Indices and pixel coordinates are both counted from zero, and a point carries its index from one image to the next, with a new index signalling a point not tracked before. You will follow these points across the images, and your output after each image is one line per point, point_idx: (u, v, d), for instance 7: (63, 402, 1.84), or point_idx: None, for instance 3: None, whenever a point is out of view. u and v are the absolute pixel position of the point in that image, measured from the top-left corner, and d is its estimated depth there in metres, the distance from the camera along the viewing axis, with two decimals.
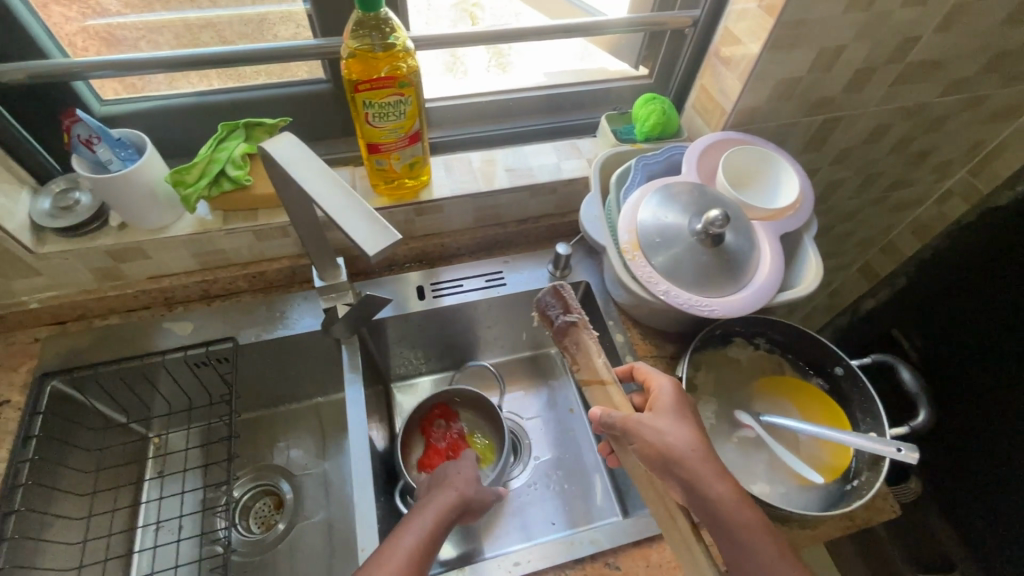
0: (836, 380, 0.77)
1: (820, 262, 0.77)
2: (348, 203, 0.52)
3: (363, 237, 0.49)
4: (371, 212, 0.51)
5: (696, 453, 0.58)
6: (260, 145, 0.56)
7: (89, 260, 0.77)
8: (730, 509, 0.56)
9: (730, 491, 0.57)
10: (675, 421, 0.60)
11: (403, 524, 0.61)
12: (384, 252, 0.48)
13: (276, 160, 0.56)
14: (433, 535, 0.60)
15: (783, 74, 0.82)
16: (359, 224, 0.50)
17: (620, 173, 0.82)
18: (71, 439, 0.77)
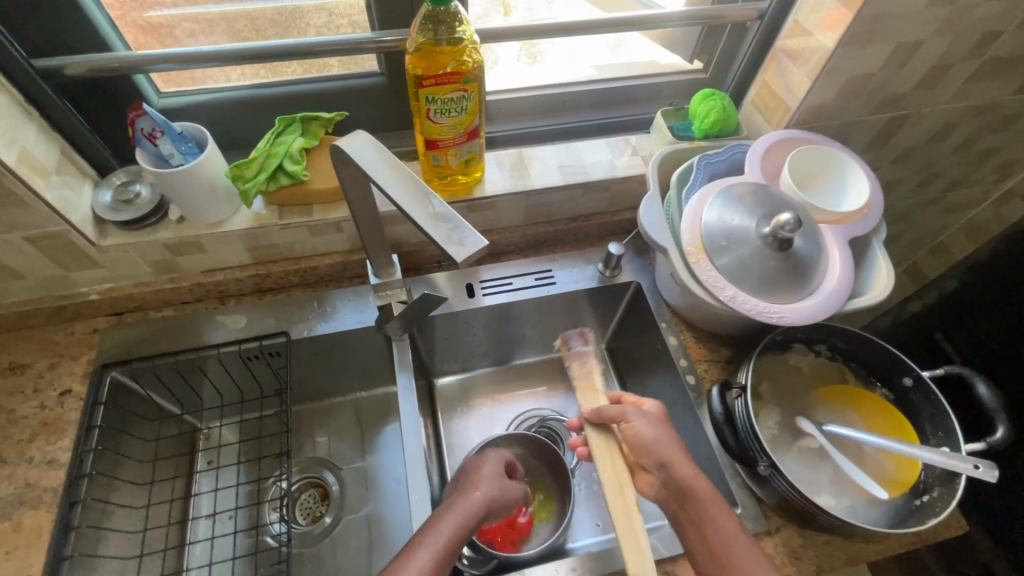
0: (904, 391, 0.74)
1: (891, 268, 0.74)
2: (422, 202, 0.51)
3: (445, 240, 0.48)
4: (449, 213, 0.50)
5: (671, 446, 0.63)
6: (336, 142, 0.54)
7: (148, 252, 0.77)
8: (704, 495, 0.59)
9: (702, 479, 0.61)
10: (648, 417, 0.65)
11: (415, 541, 0.58)
12: (470, 259, 0.47)
13: (353, 159, 0.54)
14: (448, 550, 0.58)
15: (856, 71, 0.78)
16: (439, 226, 0.49)
17: (681, 172, 0.80)
18: (129, 429, 0.78)
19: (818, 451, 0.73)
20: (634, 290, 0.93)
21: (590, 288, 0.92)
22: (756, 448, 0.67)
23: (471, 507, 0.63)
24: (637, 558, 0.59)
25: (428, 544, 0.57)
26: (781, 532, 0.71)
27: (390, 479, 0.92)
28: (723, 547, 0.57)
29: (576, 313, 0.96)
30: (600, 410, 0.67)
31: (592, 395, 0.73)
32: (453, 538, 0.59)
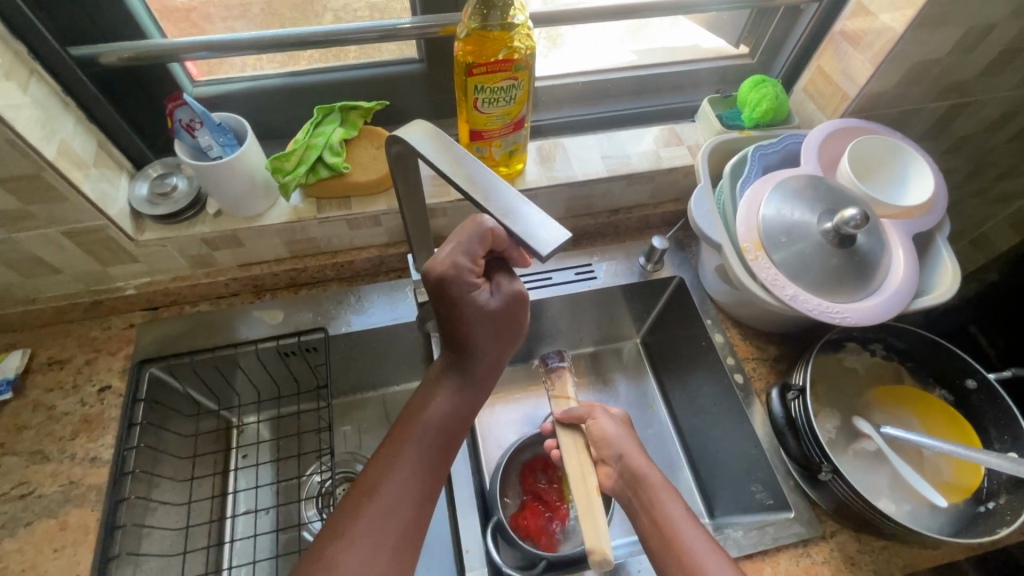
0: (966, 393, 0.71)
1: (957, 266, 0.70)
2: (490, 191, 0.47)
3: (525, 235, 0.44)
4: (517, 205, 0.46)
5: (631, 442, 0.66)
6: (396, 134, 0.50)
7: (185, 246, 0.75)
8: (655, 482, 0.62)
9: (654, 470, 0.64)
10: (614, 416, 0.69)
11: (387, 452, 0.55)
12: (556, 253, 0.43)
13: (415, 149, 0.50)
14: (424, 470, 0.54)
15: (922, 57, 0.74)
16: (515, 222, 0.45)
17: (734, 164, 0.76)
18: (168, 425, 0.77)
19: (874, 454, 0.71)
20: (677, 285, 0.90)
21: (632, 283, 0.89)
22: (815, 451, 0.66)
23: (458, 393, 0.57)
24: (592, 528, 0.61)
25: (403, 457, 0.54)
26: (836, 537, 0.69)
27: None
28: (670, 528, 0.59)
29: (615, 308, 0.94)
30: (569, 410, 0.70)
31: (562, 402, 0.72)
32: (430, 446, 0.55)
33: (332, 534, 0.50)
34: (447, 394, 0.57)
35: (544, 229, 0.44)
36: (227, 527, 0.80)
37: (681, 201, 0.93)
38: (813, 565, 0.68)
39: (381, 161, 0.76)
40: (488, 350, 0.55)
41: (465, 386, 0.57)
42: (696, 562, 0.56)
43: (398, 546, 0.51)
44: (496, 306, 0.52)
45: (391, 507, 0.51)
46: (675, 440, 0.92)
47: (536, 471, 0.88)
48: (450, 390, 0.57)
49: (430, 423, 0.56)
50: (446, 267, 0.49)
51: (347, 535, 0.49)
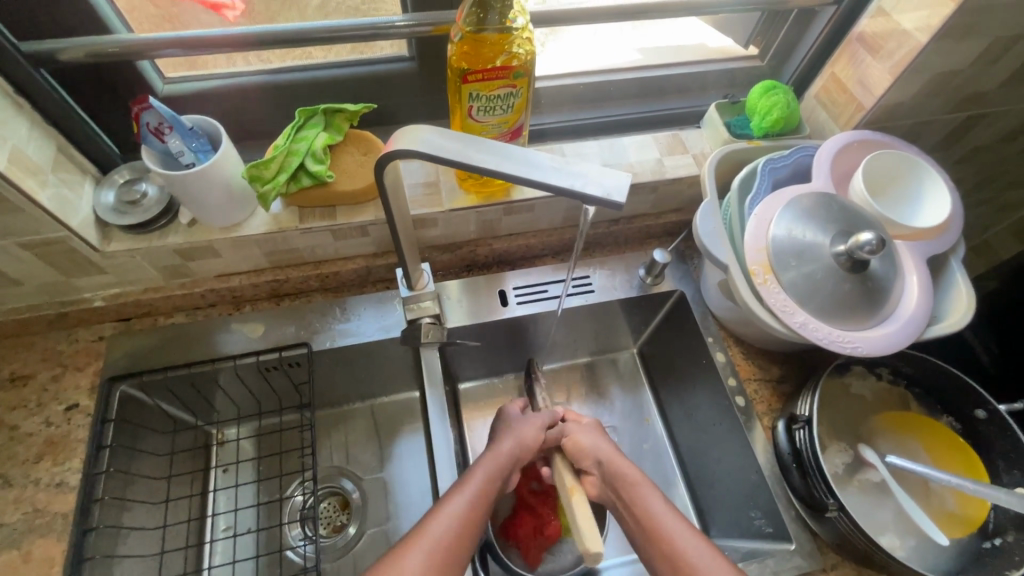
0: (974, 422, 0.69)
1: (971, 292, 0.67)
2: (525, 161, 0.45)
3: (597, 193, 0.44)
4: (560, 167, 0.45)
5: (609, 447, 0.66)
6: (398, 148, 0.46)
7: (157, 258, 0.70)
8: (635, 479, 0.61)
9: (635, 470, 0.63)
10: (593, 425, 0.71)
11: (438, 506, 0.59)
12: (626, 194, 0.44)
13: (426, 155, 0.46)
14: (467, 520, 0.58)
15: (944, 67, 0.70)
16: (581, 181, 0.44)
17: (743, 178, 0.72)
18: (139, 445, 0.73)
19: (879, 485, 0.69)
20: (677, 299, 0.87)
21: (630, 297, 0.86)
22: (821, 487, 0.64)
23: (493, 473, 0.64)
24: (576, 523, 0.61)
25: (449, 509, 0.58)
26: (837, 569, 0.68)
27: (412, 489, 0.87)
28: (654, 517, 0.57)
29: (613, 321, 0.90)
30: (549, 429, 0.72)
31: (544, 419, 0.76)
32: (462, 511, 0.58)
33: (389, 565, 0.53)
34: (497, 467, 0.64)
35: (609, 179, 0.44)
36: (206, 552, 0.76)
37: (683, 211, 0.89)
38: None
39: (368, 168, 0.71)
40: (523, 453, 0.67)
41: (506, 461, 0.65)
42: (679, 547, 0.54)
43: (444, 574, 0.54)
44: (525, 430, 0.70)
45: (440, 544, 0.55)
46: (671, 454, 0.89)
47: (530, 482, 0.86)
48: (487, 470, 0.64)
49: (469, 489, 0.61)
50: (518, 424, 0.71)
51: (398, 565, 0.52)
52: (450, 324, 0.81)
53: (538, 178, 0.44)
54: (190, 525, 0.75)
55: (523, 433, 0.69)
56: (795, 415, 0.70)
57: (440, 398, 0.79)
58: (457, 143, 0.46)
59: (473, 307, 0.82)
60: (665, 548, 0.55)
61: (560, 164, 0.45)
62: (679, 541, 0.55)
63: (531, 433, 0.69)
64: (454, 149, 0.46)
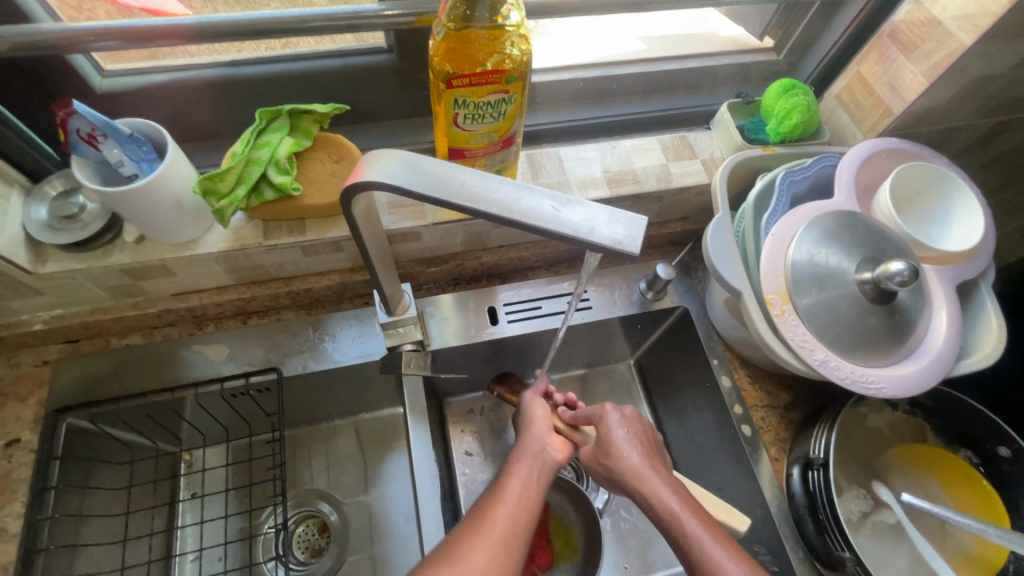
0: (996, 460, 0.64)
1: (1002, 323, 0.62)
2: (521, 196, 0.38)
3: (607, 237, 0.37)
4: (559, 203, 0.38)
5: (636, 457, 0.56)
6: (363, 181, 0.39)
7: (102, 278, 0.62)
8: (656, 486, 0.53)
9: (658, 471, 0.55)
10: (625, 417, 0.61)
11: (491, 495, 0.53)
12: (641, 244, 0.37)
13: (396, 188, 0.39)
14: (528, 505, 0.52)
15: (984, 71, 0.63)
16: (586, 224, 0.37)
17: (758, 193, 0.66)
18: (93, 481, 0.66)
19: (893, 527, 0.64)
20: (679, 316, 0.81)
21: (630, 314, 0.79)
22: (836, 538, 0.60)
23: (537, 462, 0.58)
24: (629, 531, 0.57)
25: (508, 494, 0.53)
26: None
27: (397, 513, 0.81)
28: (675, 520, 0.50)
29: (610, 338, 0.84)
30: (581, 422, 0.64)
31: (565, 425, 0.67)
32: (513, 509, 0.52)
33: (454, 551, 0.48)
34: (534, 456, 0.59)
35: (620, 223, 0.38)
36: None
37: (688, 220, 0.82)
38: None
39: (339, 178, 0.63)
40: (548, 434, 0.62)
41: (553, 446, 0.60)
42: (705, 554, 0.47)
43: (509, 565, 0.48)
44: (539, 413, 0.66)
45: (507, 528, 0.50)
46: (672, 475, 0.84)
47: None
48: (530, 460, 0.58)
49: (521, 474, 0.56)
50: (528, 407, 0.68)
51: (462, 553, 0.47)
52: (434, 345, 0.74)
53: (537, 219, 0.37)
54: (152, 564, 0.69)
55: (536, 416, 0.66)
56: (809, 457, 0.65)
57: (423, 425, 0.73)
58: (442, 170, 0.40)
59: (459, 326, 0.75)
60: (691, 554, 0.48)
61: (563, 202, 0.38)
62: (704, 547, 0.48)
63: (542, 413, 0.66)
64: (438, 177, 0.39)
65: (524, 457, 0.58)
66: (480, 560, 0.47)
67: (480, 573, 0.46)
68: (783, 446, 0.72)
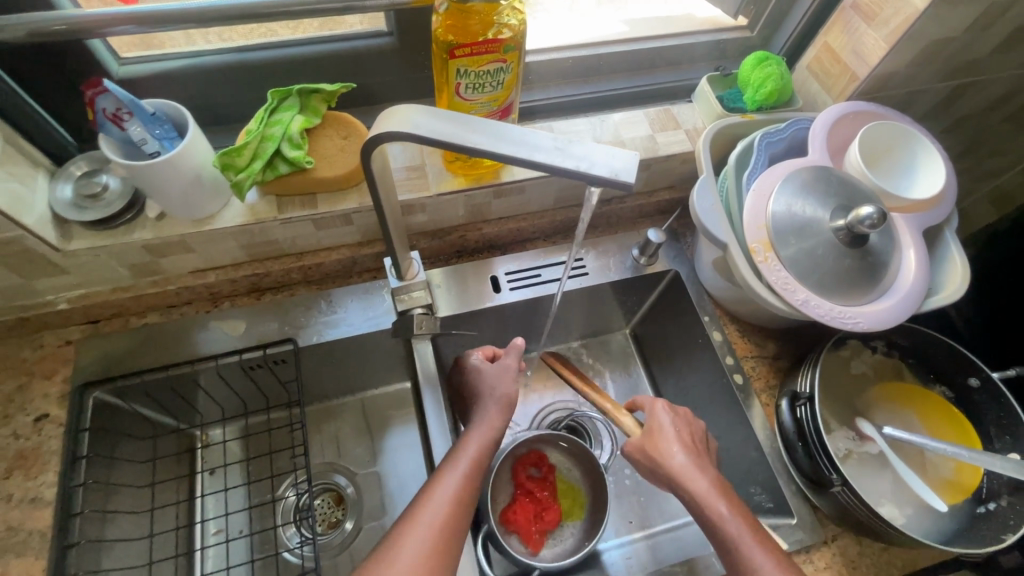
0: (968, 392, 0.70)
1: (965, 263, 0.67)
2: (531, 141, 0.43)
3: (604, 173, 0.41)
4: (564, 145, 0.42)
5: (689, 464, 0.60)
6: (384, 131, 0.43)
7: (124, 255, 0.66)
8: (713, 496, 0.57)
9: (709, 475, 0.59)
10: (679, 416, 0.66)
11: (432, 483, 0.59)
12: (636, 176, 0.42)
13: (415, 136, 0.43)
14: (465, 490, 0.58)
15: (940, 34, 0.69)
16: (587, 159, 0.42)
17: (739, 153, 0.71)
18: (120, 453, 0.69)
19: (878, 457, 0.69)
20: (672, 280, 0.85)
21: (625, 278, 0.84)
22: (824, 462, 0.65)
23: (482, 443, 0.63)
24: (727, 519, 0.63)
25: (446, 482, 0.58)
26: (837, 541, 0.68)
27: (410, 482, 0.84)
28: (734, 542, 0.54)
29: (608, 304, 0.88)
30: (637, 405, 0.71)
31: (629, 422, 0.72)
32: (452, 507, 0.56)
33: (393, 542, 0.53)
34: (475, 442, 0.63)
35: (616, 159, 0.42)
36: (196, 561, 0.73)
37: (676, 188, 0.87)
38: (816, 572, 0.66)
39: (348, 152, 0.67)
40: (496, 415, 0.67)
41: (494, 418, 0.66)
42: (742, 555, 0.53)
43: (446, 547, 0.54)
44: (502, 384, 0.70)
45: (442, 519, 0.55)
46: None
47: (528, 468, 0.85)
48: (473, 444, 0.63)
49: (466, 458, 0.61)
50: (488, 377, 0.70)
51: (398, 545, 0.53)
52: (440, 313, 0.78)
53: (542, 159, 0.42)
54: (178, 532, 0.72)
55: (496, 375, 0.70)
56: (796, 393, 0.70)
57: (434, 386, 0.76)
58: (455, 122, 0.44)
59: (461, 295, 0.80)
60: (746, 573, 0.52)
61: (564, 145, 0.42)
62: (744, 547, 0.53)
63: (490, 392, 0.69)
64: (451, 127, 0.43)
65: (472, 440, 0.63)
66: (415, 550, 0.52)
67: (420, 559, 0.52)
68: (773, 392, 0.77)
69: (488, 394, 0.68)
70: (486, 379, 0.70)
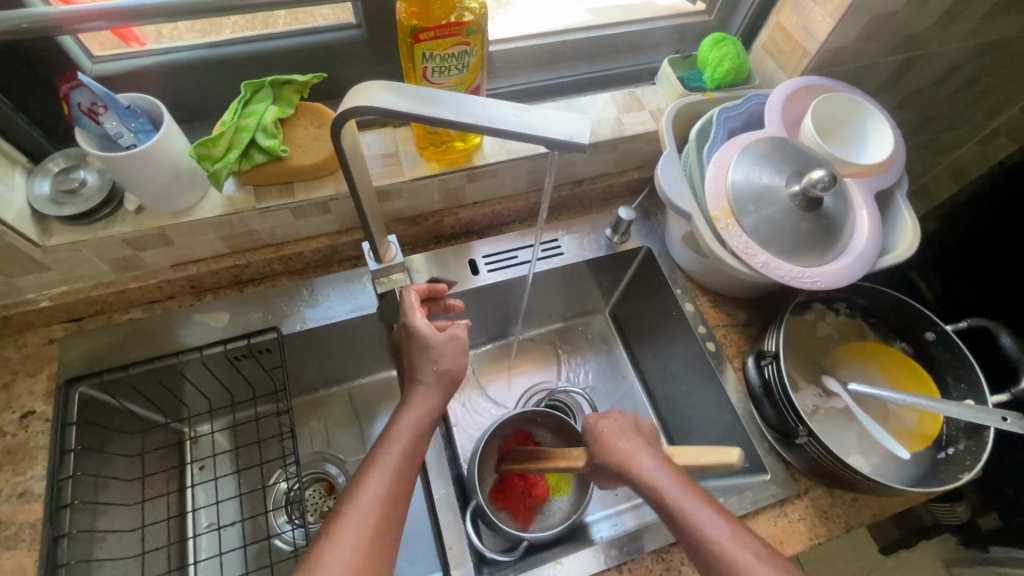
0: (925, 346, 0.73)
1: (915, 222, 0.71)
2: (491, 110, 0.45)
3: (561, 135, 0.44)
4: (520, 113, 0.45)
5: (652, 466, 0.58)
6: (350, 106, 0.45)
7: (105, 249, 0.67)
8: (677, 498, 0.55)
9: (669, 466, 0.58)
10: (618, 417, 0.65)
11: (367, 471, 0.52)
12: (590, 139, 0.44)
13: (382, 111, 0.45)
14: (400, 479, 0.52)
15: (881, 9, 0.73)
16: (544, 125, 0.44)
17: (699, 128, 0.74)
18: (109, 447, 0.70)
19: (843, 412, 0.72)
20: (644, 257, 0.88)
21: (599, 257, 0.87)
22: (791, 416, 0.68)
23: (425, 410, 0.58)
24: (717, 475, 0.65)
25: (384, 465, 0.53)
26: (809, 494, 0.71)
27: None
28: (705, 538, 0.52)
29: (585, 283, 0.91)
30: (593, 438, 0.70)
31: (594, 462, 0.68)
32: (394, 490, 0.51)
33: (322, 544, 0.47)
34: (419, 402, 0.58)
35: (572, 124, 0.45)
36: (190, 550, 0.74)
37: (644, 168, 0.90)
38: (790, 524, 0.69)
39: (323, 141, 0.69)
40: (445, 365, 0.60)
41: (445, 365, 0.60)
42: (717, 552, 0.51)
43: (384, 537, 0.49)
44: (448, 360, 0.60)
45: (381, 508, 0.50)
46: (648, 407, 0.91)
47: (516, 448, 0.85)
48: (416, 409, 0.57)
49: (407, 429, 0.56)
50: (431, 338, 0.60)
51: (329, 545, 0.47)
52: None
53: (503, 127, 0.44)
54: (169, 523, 0.73)
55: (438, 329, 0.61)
56: (763, 352, 0.73)
57: None
58: (418, 96, 0.46)
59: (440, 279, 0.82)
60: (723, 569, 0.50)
61: (523, 112, 0.45)
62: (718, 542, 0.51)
63: (433, 369, 0.59)
64: (415, 101, 0.45)
65: (415, 403, 0.58)
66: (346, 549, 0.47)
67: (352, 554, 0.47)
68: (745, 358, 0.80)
69: (432, 343, 0.59)
70: (430, 352, 0.60)
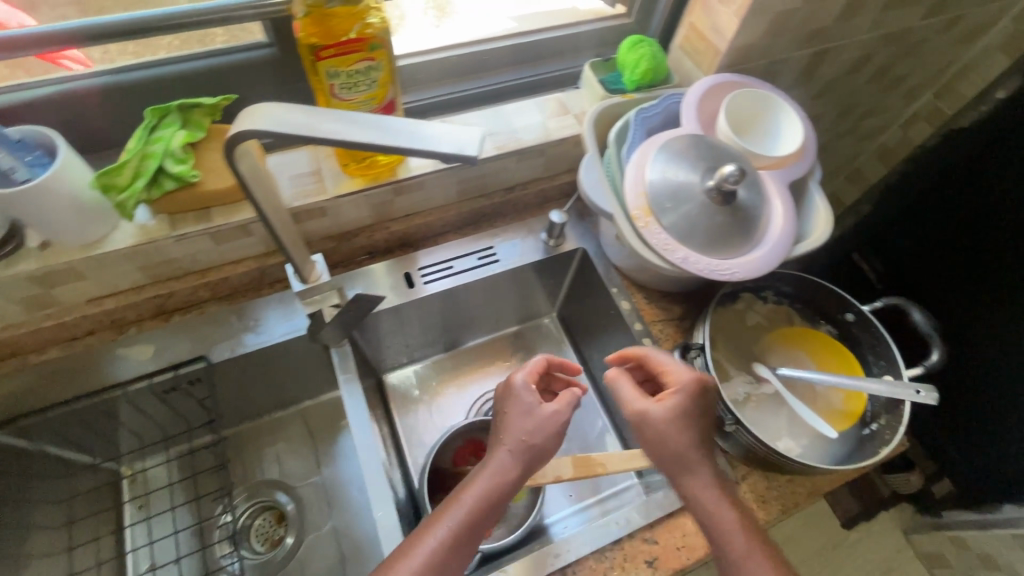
0: (847, 326, 0.77)
1: (828, 209, 0.74)
2: (382, 127, 0.45)
3: (452, 149, 0.44)
4: (412, 128, 0.45)
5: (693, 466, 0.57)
6: (238, 130, 0.44)
7: (9, 289, 0.64)
8: (706, 498, 0.56)
9: (707, 472, 0.57)
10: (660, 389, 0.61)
11: (440, 517, 0.53)
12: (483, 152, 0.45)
13: (271, 134, 0.44)
14: (466, 535, 0.53)
15: (782, 6, 0.75)
16: (434, 140, 0.44)
17: (618, 130, 0.76)
18: (30, 496, 0.67)
19: (774, 397, 0.75)
20: (582, 257, 0.89)
21: (536, 261, 0.87)
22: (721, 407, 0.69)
23: (500, 471, 0.55)
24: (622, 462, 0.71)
25: (456, 510, 0.53)
26: (748, 479, 0.73)
27: (349, 487, 0.84)
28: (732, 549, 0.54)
29: (526, 288, 0.91)
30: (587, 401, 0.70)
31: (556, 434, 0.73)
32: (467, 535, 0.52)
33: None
34: (500, 464, 0.56)
35: (463, 137, 0.45)
36: None
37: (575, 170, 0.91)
38: None
39: None
40: (536, 435, 0.57)
41: (530, 431, 0.57)
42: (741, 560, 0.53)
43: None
44: (542, 435, 0.57)
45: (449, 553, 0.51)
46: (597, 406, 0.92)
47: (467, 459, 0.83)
48: (495, 469, 0.55)
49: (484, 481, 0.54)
50: (529, 414, 0.57)
51: None
52: None
53: (394, 143, 0.44)
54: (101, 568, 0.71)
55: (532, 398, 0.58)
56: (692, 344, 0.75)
57: (352, 376, 0.76)
58: (308, 116, 0.45)
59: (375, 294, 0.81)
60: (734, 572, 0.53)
61: (413, 127, 0.45)
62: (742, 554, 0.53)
63: (522, 440, 0.56)
64: (304, 123, 0.45)
65: (498, 459, 0.56)
66: None
67: None
68: None
69: (524, 413, 0.57)
70: (530, 418, 0.58)
